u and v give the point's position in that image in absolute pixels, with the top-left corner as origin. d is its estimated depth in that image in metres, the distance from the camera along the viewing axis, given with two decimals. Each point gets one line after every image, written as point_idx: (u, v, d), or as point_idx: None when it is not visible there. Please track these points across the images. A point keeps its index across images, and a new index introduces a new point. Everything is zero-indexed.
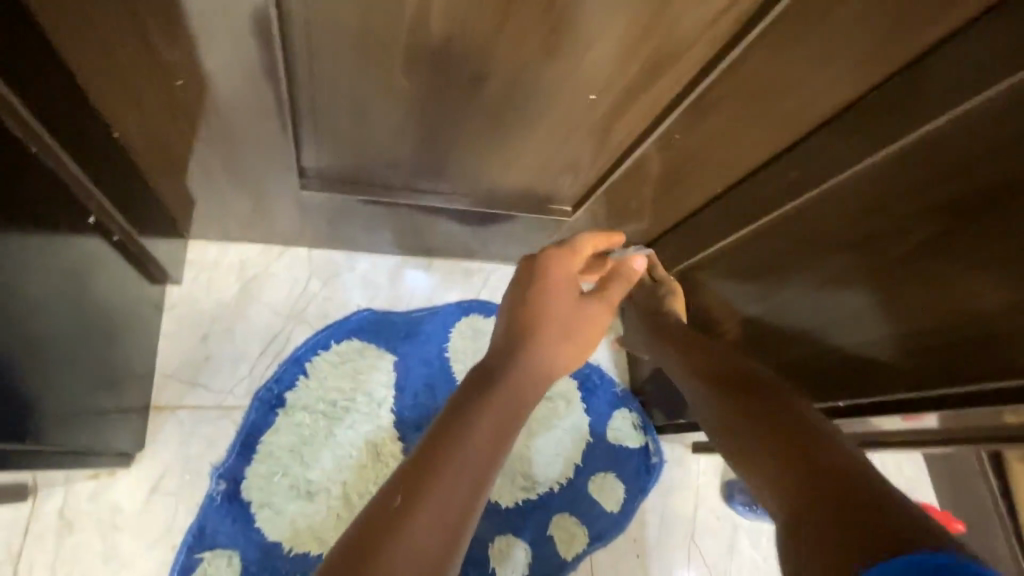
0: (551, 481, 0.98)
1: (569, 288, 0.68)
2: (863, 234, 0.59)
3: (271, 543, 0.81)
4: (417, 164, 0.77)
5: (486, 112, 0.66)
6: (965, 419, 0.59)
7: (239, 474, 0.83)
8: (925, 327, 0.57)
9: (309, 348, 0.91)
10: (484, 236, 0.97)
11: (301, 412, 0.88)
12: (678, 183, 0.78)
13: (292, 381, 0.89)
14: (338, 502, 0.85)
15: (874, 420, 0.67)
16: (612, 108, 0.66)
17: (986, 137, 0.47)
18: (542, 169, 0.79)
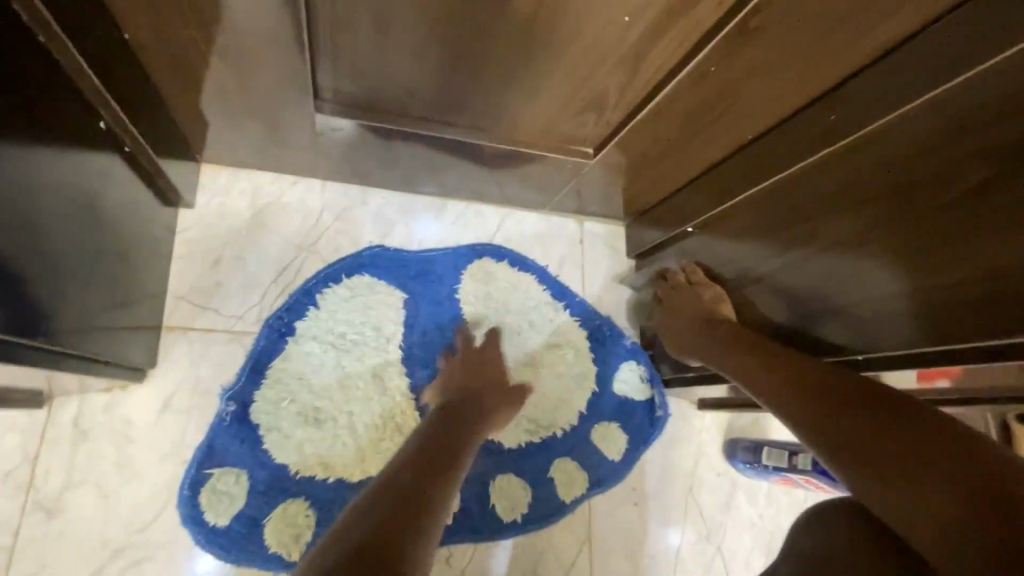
0: (555, 426, 0.99)
1: (497, 378, 0.87)
2: (938, 173, 0.57)
3: (280, 465, 0.83)
4: (436, 93, 0.74)
5: (513, 33, 0.62)
6: (983, 374, 0.62)
7: (248, 397, 0.84)
8: (1001, 271, 0.55)
9: (320, 280, 0.90)
10: (500, 177, 0.94)
11: (310, 342, 0.88)
12: (710, 122, 0.75)
13: (303, 311, 0.89)
14: (346, 430, 0.87)
15: (892, 374, 0.70)
16: (648, 34, 0.62)
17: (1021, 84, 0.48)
18: (568, 104, 0.76)
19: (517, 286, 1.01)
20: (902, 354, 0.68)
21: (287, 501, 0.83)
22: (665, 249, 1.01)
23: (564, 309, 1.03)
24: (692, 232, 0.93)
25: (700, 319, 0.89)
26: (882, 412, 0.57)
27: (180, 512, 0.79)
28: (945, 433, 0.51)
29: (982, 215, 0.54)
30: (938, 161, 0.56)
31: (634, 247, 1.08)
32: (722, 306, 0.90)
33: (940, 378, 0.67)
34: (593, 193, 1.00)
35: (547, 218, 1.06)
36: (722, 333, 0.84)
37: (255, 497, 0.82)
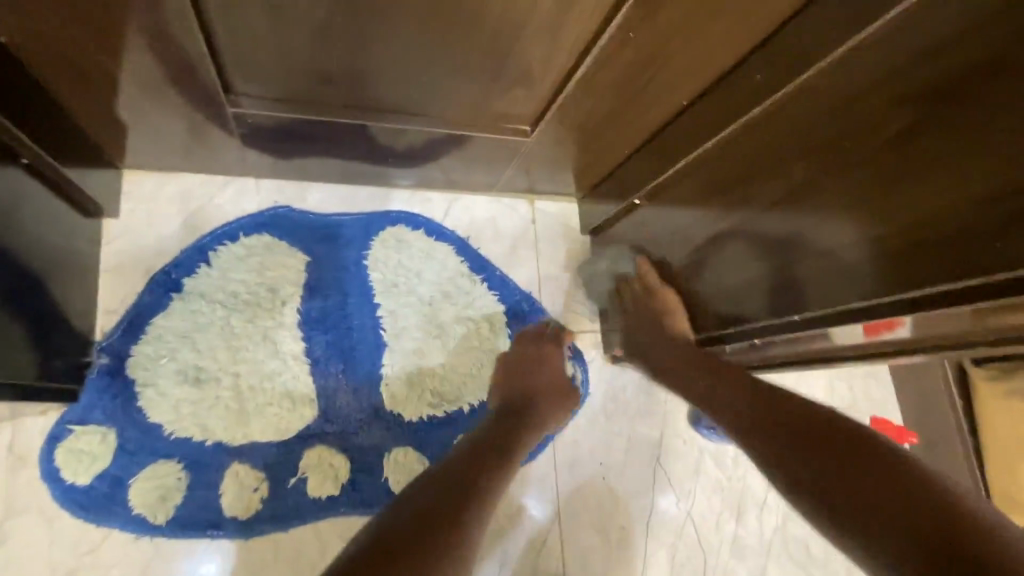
0: (462, 401, 0.93)
1: (559, 369, 0.90)
2: (878, 110, 0.56)
3: (153, 425, 0.80)
4: (352, 77, 0.71)
5: (419, 8, 0.60)
6: (929, 326, 0.60)
7: (124, 352, 0.81)
8: (931, 215, 0.54)
9: (215, 238, 0.87)
10: (442, 161, 0.92)
11: (198, 300, 0.85)
12: (641, 88, 0.74)
13: (193, 268, 0.86)
14: (229, 392, 0.83)
15: (835, 333, 0.68)
16: (560, 4, 0.60)
17: (967, 11, 0.47)
18: (492, 81, 0.73)
19: (431, 254, 0.97)
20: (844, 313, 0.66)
21: (156, 461, 0.80)
22: (618, 222, 1.00)
23: (481, 282, 0.99)
24: (640, 203, 0.93)
25: (659, 334, 0.90)
26: (853, 452, 0.56)
27: (40, 467, 0.76)
28: (901, 469, 0.52)
29: (927, 154, 0.53)
30: (880, 96, 0.55)
31: (589, 222, 1.07)
32: (676, 306, 0.92)
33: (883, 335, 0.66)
34: (540, 171, 0.98)
35: (496, 200, 1.04)
36: (671, 345, 0.87)
37: (124, 457, 0.79)
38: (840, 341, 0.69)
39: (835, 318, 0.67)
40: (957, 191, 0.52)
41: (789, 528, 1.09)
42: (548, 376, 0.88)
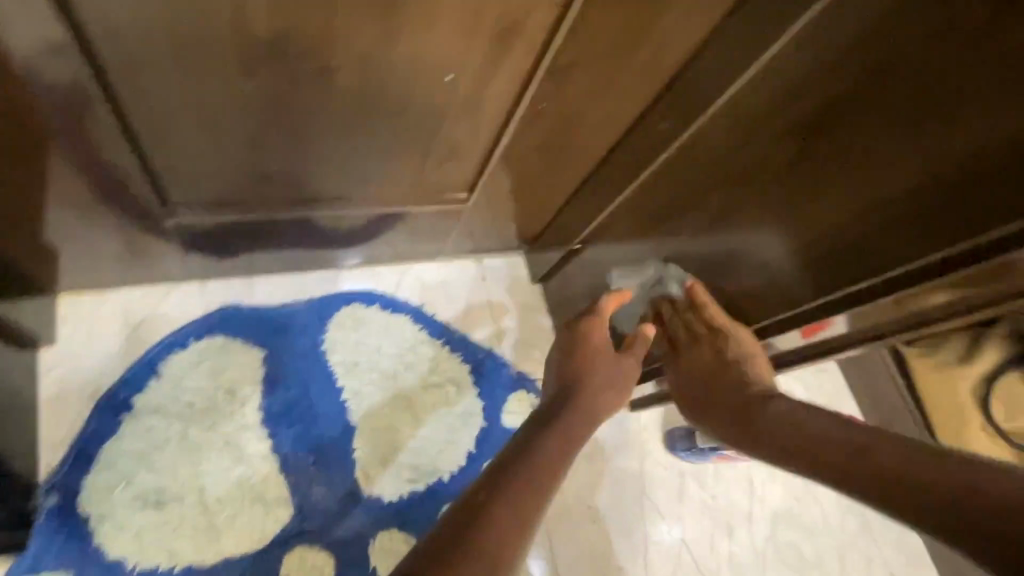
0: (441, 470, 0.92)
1: (608, 364, 0.80)
2: (777, 140, 0.62)
3: (114, 560, 0.75)
4: (291, 173, 0.73)
5: (347, 104, 0.65)
6: (869, 317, 0.64)
7: (75, 485, 0.76)
8: (850, 216, 0.60)
9: (163, 349, 0.85)
10: (388, 236, 0.95)
11: (151, 416, 0.81)
12: (563, 145, 0.81)
13: (141, 383, 0.83)
14: (195, 508, 0.79)
15: (778, 339, 0.74)
16: (476, 86, 0.67)
17: (814, 57, 0.55)
18: (425, 159, 0.78)
19: (390, 328, 0.98)
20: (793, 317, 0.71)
21: None
22: (563, 268, 1.05)
23: (443, 347, 1.00)
24: (581, 247, 0.98)
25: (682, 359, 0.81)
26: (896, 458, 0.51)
27: None
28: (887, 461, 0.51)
29: (827, 169, 0.60)
30: (777, 125, 0.61)
31: (539, 271, 1.11)
32: (717, 319, 0.77)
33: (830, 329, 0.69)
34: (484, 230, 1.02)
35: (446, 264, 1.07)
36: (683, 368, 0.81)
37: None
38: (784, 345, 0.75)
39: (782, 325, 0.73)
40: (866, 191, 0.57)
41: (778, 535, 1.12)
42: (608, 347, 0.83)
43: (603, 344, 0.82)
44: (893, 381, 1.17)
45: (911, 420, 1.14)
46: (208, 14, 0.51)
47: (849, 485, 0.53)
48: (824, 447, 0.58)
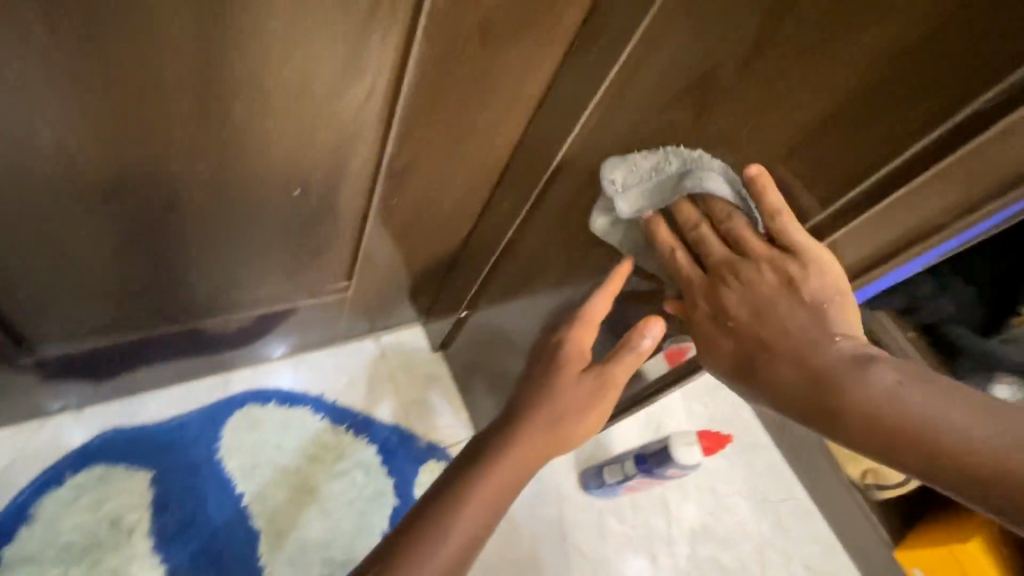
0: (353, 559, 0.91)
1: (592, 385, 0.61)
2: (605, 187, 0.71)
3: None
4: (157, 292, 0.76)
5: (200, 224, 0.69)
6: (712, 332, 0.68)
7: None
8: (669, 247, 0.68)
9: (35, 490, 0.83)
10: (275, 332, 0.97)
11: (24, 565, 0.79)
12: (428, 227, 0.88)
13: (12, 531, 0.80)
14: None
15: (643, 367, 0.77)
16: (326, 191, 0.74)
17: (608, 128, 0.70)
18: (294, 259, 0.82)
19: (288, 422, 0.99)
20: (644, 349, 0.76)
21: None
22: (456, 334, 1.09)
23: (347, 431, 1.01)
24: (467, 314, 1.04)
25: (715, 285, 0.58)
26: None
27: None
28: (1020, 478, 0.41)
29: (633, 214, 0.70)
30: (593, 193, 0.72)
31: (436, 339, 1.14)
32: (753, 239, 0.57)
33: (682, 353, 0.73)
34: (376, 311, 1.06)
35: (342, 348, 1.09)
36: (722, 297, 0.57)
37: None
38: (651, 373, 0.78)
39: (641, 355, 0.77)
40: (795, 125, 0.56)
41: (696, 552, 1.19)
42: (583, 358, 0.63)
43: (581, 352, 0.63)
44: None
45: None
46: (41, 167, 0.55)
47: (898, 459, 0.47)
48: (898, 422, 0.47)
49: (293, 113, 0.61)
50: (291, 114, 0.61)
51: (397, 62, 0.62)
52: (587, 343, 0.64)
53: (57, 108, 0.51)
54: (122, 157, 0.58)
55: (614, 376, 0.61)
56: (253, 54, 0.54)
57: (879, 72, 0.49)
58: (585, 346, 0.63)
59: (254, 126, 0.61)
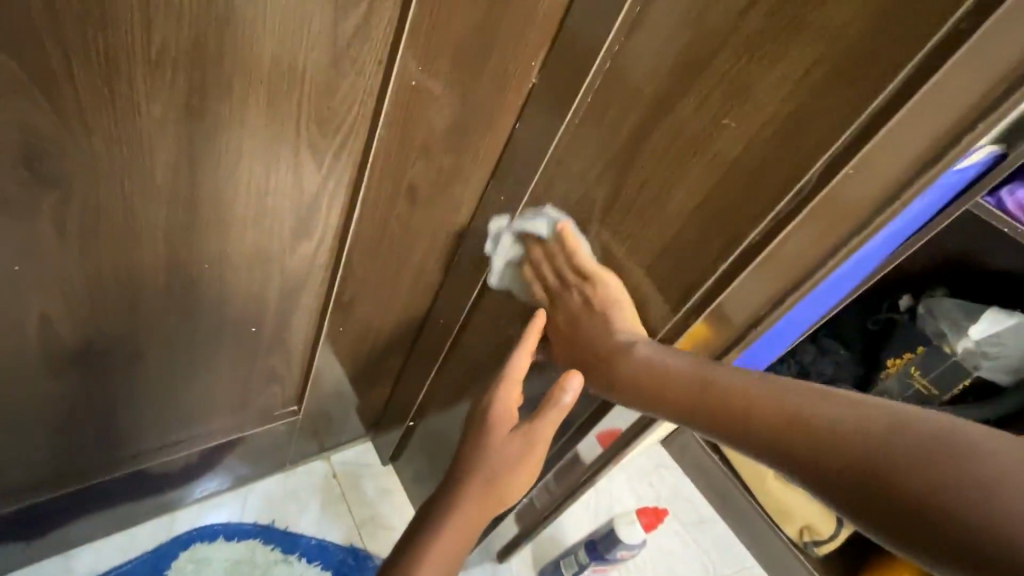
0: None
1: (521, 443, 0.63)
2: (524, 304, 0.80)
3: None
4: (109, 439, 0.79)
5: (157, 373, 0.73)
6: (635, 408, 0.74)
7: None
8: None
9: None
10: (224, 463, 0.98)
11: None
12: (374, 348, 0.95)
13: None
14: None
15: (582, 451, 0.85)
16: (278, 330, 0.80)
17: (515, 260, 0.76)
18: (247, 390, 0.88)
19: (238, 558, 1.00)
20: (582, 439, 0.83)
21: None
22: (405, 446, 1.14)
23: (298, 560, 1.03)
24: (414, 423, 1.09)
25: (593, 309, 0.65)
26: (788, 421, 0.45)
27: None
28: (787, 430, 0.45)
29: None
30: None
31: (386, 451, 1.18)
32: (586, 263, 0.66)
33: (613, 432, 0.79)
34: (323, 429, 1.09)
35: (292, 471, 1.11)
36: (597, 331, 0.64)
37: None
38: (589, 456, 0.85)
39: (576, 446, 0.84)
40: (666, 232, 0.59)
41: None
42: (509, 417, 0.66)
43: (507, 411, 0.66)
44: (710, 456, 1.43)
45: (732, 483, 1.40)
46: (10, 345, 0.59)
47: (857, 484, 0.39)
48: (862, 433, 0.40)
49: (253, 268, 0.68)
50: (252, 270, 0.68)
51: (340, 224, 0.71)
52: (515, 398, 0.66)
53: (26, 300, 0.56)
54: (87, 330, 0.62)
55: (542, 432, 0.64)
56: (216, 235, 0.61)
57: (814, 66, 0.46)
58: (511, 403, 0.66)
59: (215, 283, 0.66)
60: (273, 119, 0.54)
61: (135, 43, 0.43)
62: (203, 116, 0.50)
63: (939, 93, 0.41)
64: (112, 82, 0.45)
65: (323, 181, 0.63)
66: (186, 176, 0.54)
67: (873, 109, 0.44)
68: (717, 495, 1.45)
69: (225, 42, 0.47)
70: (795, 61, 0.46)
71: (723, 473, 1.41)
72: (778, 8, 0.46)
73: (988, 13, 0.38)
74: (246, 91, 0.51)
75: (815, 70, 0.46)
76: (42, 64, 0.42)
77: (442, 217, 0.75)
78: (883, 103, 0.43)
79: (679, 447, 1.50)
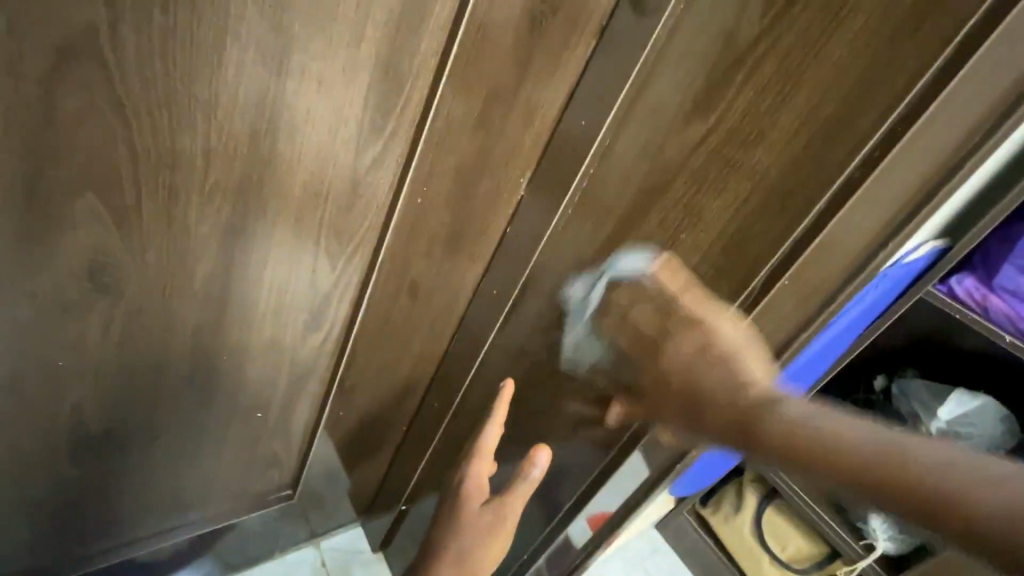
0: None
1: (493, 514, 0.66)
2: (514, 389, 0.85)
3: None
4: (109, 523, 0.81)
5: (166, 457, 0.77)
6: (623, 489, 0.77)
7: None
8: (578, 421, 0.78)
9: None
10: (214, 549, 0.98)
11: None
12: (369, 432, 0.98)
13: None
14: None
15: (572, 533, 0.86)
16: (282, 415, 0.85)
17: (507, 348, 0.83)
18: (245, 475, 0.90)
19: None
20: (572, 521, 0.85)
21: None
22: (397, 531, 1.13)
23: None
24: (406, 507, 1.10)
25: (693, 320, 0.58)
26: (804, 440, 0.45)
27: None
28: (808, 449, 0.45)
29: (540, 410, 0.82)
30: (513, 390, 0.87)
31: (377, 537, 1.17)
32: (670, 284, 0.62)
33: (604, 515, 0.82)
34: (315, 514, 1.09)
35: (284, 558, 1.11)
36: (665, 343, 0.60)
37: None
38: (579, 538, 0.87)
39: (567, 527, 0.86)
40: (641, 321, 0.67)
41: None
42: (481, 489, 0.69)
43: (479, 481, 0.69)
44: (704, 539, 1.43)
45: (727, 568, 1.40)
46: (39, 433, 0.63)
47: (884, 487, 0.40)
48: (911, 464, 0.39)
49: (266, 358, 0.74)
50: (265, 360, 0.74)
51: (348, 315, 0.78)
52: (486, 470, 0.70)
53: (63, 390, 0.61)
54: (109, 417, 0.67)
55: (513, 503, 0.68)
56: (236, 329, 0.68)
57: (751, 192, 0.56)
58: (483, 474, 0.69)
59: (232, 372, 0.72)
60: (298, 231, 0.63)
61: (192, 179, 0.53)
62: (239, 232, 0.59)
63: (862, 208, 0.50)
64: (171, 210, 0.54)
65: (336, 280, 0.71)
66: (219, 278, 0.61)
67: (807, 224, 0.53)
68: None
69: (265, 175, 0.56)
70: (737, 188, 0.56)
71: (717, 557, 1.41)
72: (719, 147, 0.57)
73: (874, 163, 0.48)
74: (278, 211, 0.60)
75: (752, 198, 0.56)
76: (114, 197, 0.50)
77: (440, 309, 0.82)
78: (810, 222, 0.53)
79: (672, 530, 1.48)
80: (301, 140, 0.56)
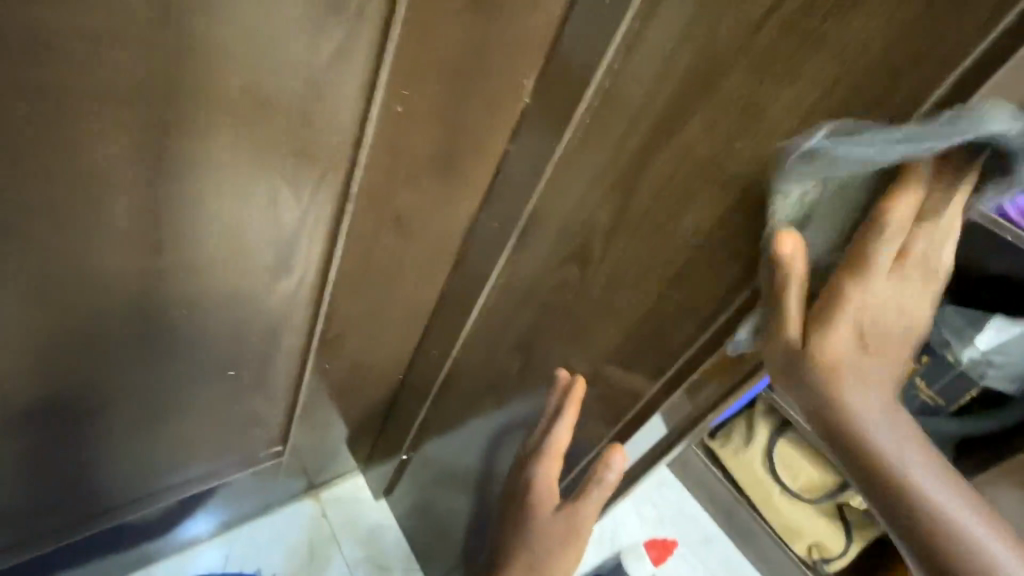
0: None
1: (564, 522, 0.69)
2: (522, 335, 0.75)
3: None
4: (78, 495, 0.73)
5: (128, 424, 0.68)
6: (646, 439, 0.69)
7: None
8: (595, 370, 0.68)
9: None
10: (205, 509, 0.93)
11: None
12: (361, 382, 0.89)
13: None
14: None
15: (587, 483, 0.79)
16: (258, 371, 0.75)
17: (514, 287, 0.72)
18: (225, 435, 0.82)
19: None
20: None
21: None
22: (400, 479, 1.07)
23: None
24: (408, 456, 1.03)
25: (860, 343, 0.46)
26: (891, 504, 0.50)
27: None
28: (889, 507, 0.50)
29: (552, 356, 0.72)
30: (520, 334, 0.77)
31: (379, 484, 1.11)
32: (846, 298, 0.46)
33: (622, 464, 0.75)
34: (311, 466, 1.03)
35: (282, 510, 1.07)
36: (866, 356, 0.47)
37: None
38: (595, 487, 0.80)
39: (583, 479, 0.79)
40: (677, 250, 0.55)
41: None
42: (552, 490, 0.72)
43: (550, 483, 0.72)
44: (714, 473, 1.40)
45: (736, 500, 1.38)
46: None
47: None
48: None
49: (227, 310, 0.63)
50: (226, 313, 0.63)
51: (323, 257, 0.65)
52: (554, 469, 0.71)
53: None
54: (46, 384, 0.57)
55: (586, 509, 0.68)
56: (183, 277, 0.56)
57: (833, 87, 0.43)
58: (552, 475, 0.71)
59: (187, 327, 0.61)
60: (244, 153, 0.49)
61: (84, 79, 0.39)
62: (163, 155, 0.46)
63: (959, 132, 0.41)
64: (64, 123, 0.40)
65: (303, 213, 0.58)
66: (148, 215, 0.49)
67: None
68: (722, 513, 1.41)
69: (185, 75, 0.42)
70: (814, 83, 0.43)
71: (727, 489, 1.38)
72: (793, 22, 0.42)
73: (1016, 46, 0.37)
74: (212, 125, 0.46)
75: (834, 95, 0.43)
76: None
77: (431, 244, 0.70)
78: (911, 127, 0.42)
79: (681, 463, 1.44)
80: (227, 23, 0.41)
